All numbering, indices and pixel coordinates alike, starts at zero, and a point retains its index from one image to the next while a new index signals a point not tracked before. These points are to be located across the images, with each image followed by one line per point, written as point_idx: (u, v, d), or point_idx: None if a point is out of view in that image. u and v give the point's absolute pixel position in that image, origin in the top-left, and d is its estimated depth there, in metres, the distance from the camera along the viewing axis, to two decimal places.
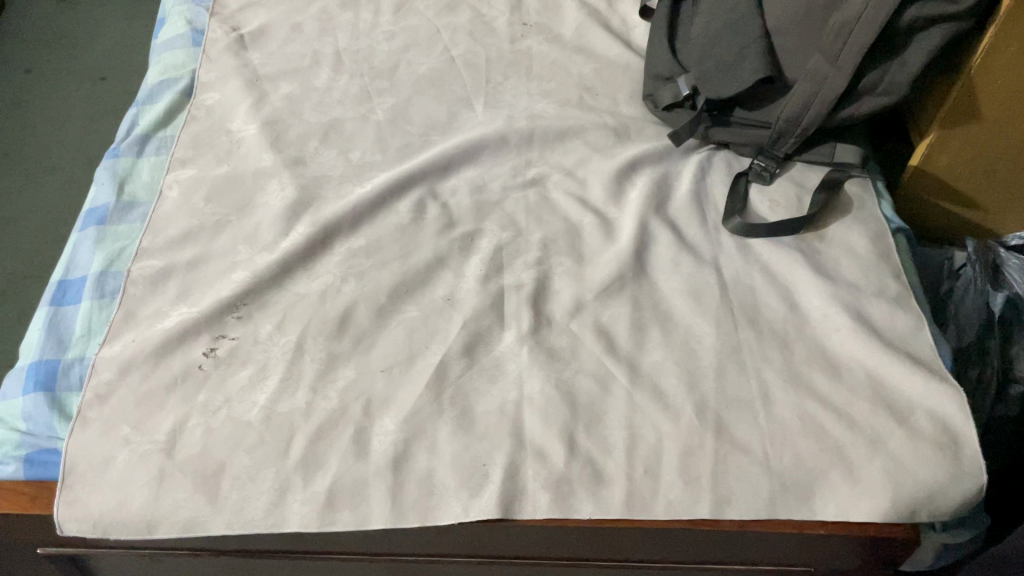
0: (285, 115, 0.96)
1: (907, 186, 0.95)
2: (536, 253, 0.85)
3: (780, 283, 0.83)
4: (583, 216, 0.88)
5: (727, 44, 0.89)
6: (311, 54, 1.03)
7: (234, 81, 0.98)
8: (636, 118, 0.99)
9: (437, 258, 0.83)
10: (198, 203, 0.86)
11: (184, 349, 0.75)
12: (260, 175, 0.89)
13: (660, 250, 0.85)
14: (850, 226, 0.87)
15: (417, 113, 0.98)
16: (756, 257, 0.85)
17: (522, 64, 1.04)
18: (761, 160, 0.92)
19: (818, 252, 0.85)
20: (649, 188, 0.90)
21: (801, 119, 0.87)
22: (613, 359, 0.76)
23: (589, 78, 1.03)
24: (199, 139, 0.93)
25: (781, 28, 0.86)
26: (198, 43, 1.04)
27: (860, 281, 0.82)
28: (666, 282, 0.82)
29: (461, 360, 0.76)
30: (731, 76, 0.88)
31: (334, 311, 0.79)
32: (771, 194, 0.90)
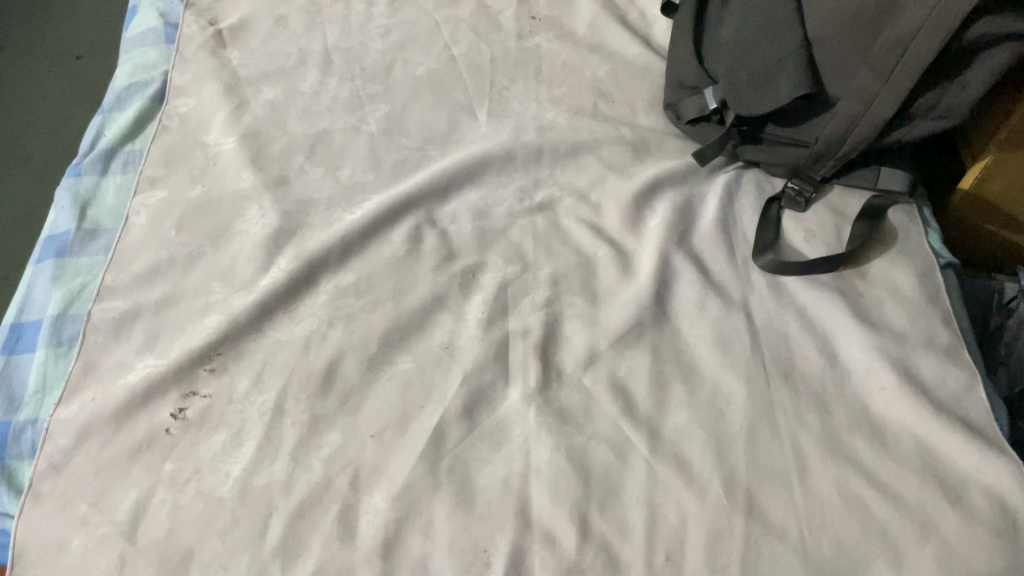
0: (267, 126, 0.86)
1: (957, 209, 0.85)
2: (545, 292, 0.76)
3: (818, 330, 0.74)
4: (598, 248, 0.79)
5: (761, 53, 0.79)
6: (297, 52, 0.93)
7: (211, 85, 0.88)
8: (656, 130, 0.89)
9: (435, 298, 0.75)
10: (169, 231, 0.77)
11: (150, 409, 0.67)
12: (237, 198, 0.80)
13: (683, 289, 0.76)
14: (895, 263, 0.78)
15: (414, 122, 0.88)
16: (791, 299, 0.76)
17: (530, 65, 0.94)
18: (796, 183, 0.82)
19: (859, 294, 0.76)
20: (671, 215, 0.80)
21: (843, 140, 0.78)
22: (631, 422, 0.68)
23: (605, 82, 0.93)
24: (171, 154, 0.83)
25: (825, 37, 0.76)
26: (172, 38, 0.93)
27: (907, 329, 0.74)
28: (690, 328, 0.74)
29: (461, 423, 0.68)
30: (766, 91, 0.78)
31: (319, 362, 0.70)
32: (806, 222, 0.81)
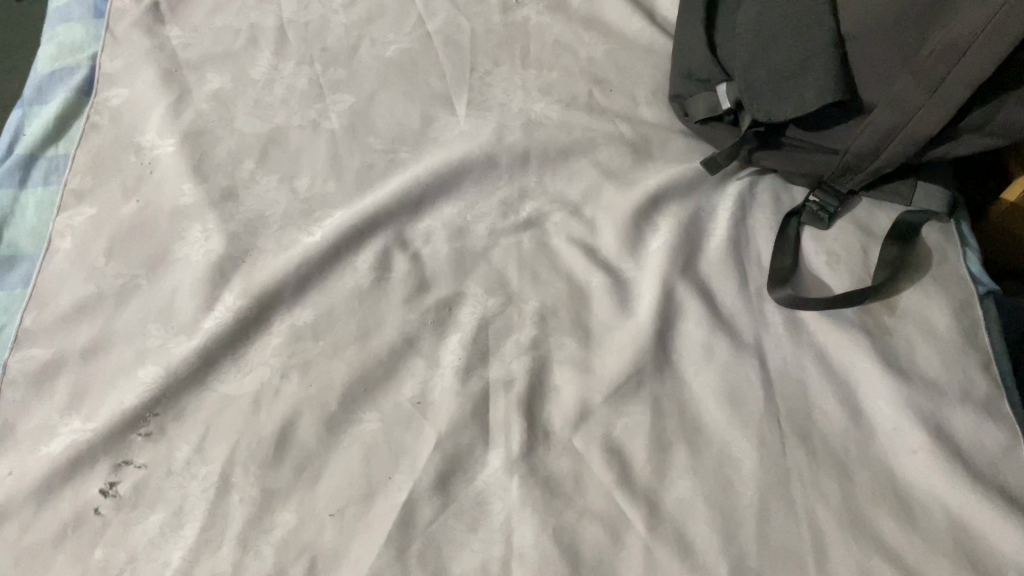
0: (212, 123, 0.74)
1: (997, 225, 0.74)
2: (531, 331, 0.67)
3: (840, 379, 0.65)
4: (591, 275, 0.69)
5: (783, 49, 0.67)
6: (247, 29, 0.80)
7: (147, 71, 0.76)
8: (659, 126, 0.78)
9: (405, 341, 0.65)
10: (98, 259, 0.67)
11: (77, 484, 0.59)
12: (176, 216, 0.69)
13: (688, 329, 0.67)
14: (929, 294, 0.68)
15: (382, 117, 0.77)
16: (810, 340, 0.67)
17: (517, 44, 0.82)
18: (818, 197, 0.72)
19: (887, 332, 0.67)
20: (676, 236, 0.70)
21: (876, 155, 0.67)
22: (627, 493, 0.60)
23: (602, 66, 0.81)
24: (100, 159, 0.72)
25: (859, 33, 0.65)
26: (102, 12, 0.80)
27: (941, 377, 0.65)
28: (695, 376, 0.65)
29: (434, 498, 0.59)
30: (787, 95, 0.67)
31: (272, 424, 0.61)
32: (829, 242, 0.71)
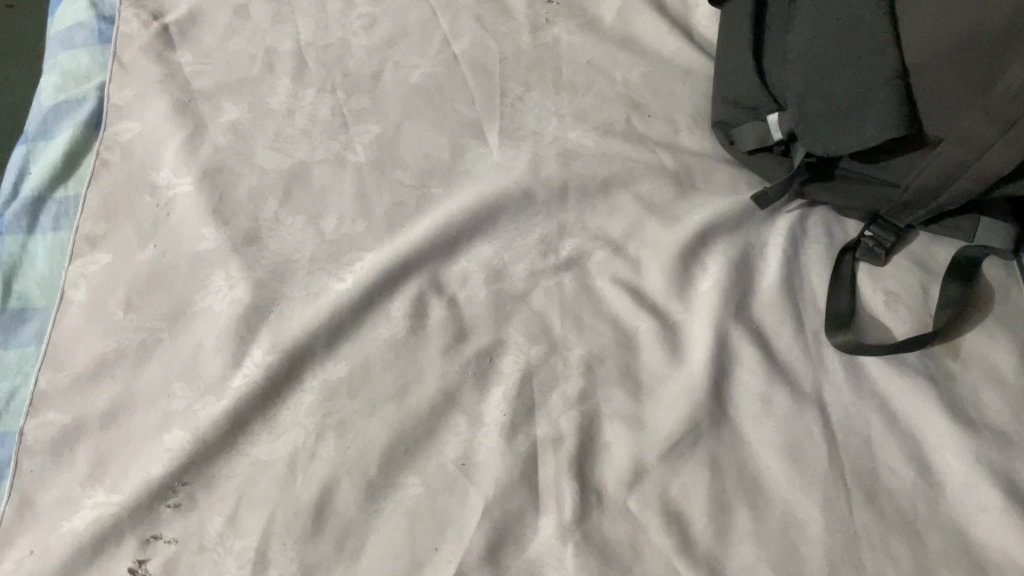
0: (231, 159, 0.70)
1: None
2: (577, 383, 0.63)
3: (905, 429, 0.62)
4: (638, 319, 0.66)
5: (841, 80, 0.63)
6: (263, 54, 0.75)
7: (159, 103, 0.72)
8: (702, 155, 0.74)
9: (445, 396, 0.62)
10: (115, 312, 0.63)
11: (104, 563, 0.55)
12: (197, 263, 0.65)
13: (744, 378, 0.63)
14: (994, 335, 0.65)
15: (410, 149, 0.72)
16: (871, 388, 0.63)
17: (549, 67, 0.78)
18: (873, 231, 0.68)
19: (951, 378, 0.63)
20: (727, 277, 0.67)
21: (938, 192, 0.64)
22: (688, 561, 0.56)
23: (639, 89, 0.77)
24: (113, 201, 0.68)
25: (926, 64, 0.60)
26: (108, 37, 0.75)
27: (1011, 426, 0.61)
28: (754, 430, 0.61)
29: (484, 570, 0.56)
30: (846, 128, 0.63)
31: (309, 492, 0.57)
32: (886, 280, 0.68)
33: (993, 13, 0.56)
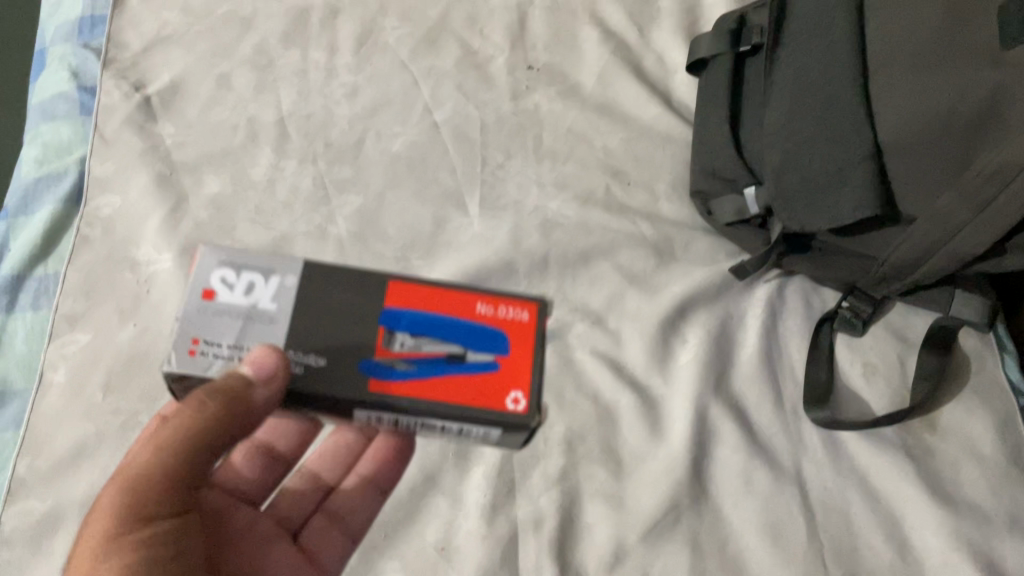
0: (212, 234, 0.70)
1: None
2: (558, 461, 0.63)
3: (883, 506, 0.62)
4: (619, 395, 0.66)
5: (818, 156, 0.64)
6: (245, 124, 0.76)
7: (141, 177, 0.72)
8: (681, 225, 0.75)
9: (426, 477, 0.62)
10: (95, 395, 0.63)
11: None
12: None
13: (724, 455, 0.63)
14: (971, 409, 0.65)
15: (392, 221, 0.73)
16: (850, 464, 0.64)
17: (530, 134, 0.78)
18: (851, 302, 0.69)
19: (929, 452, 0.64)
20: (707, 350, 0.67)
21: (914, 267, 0.64)
22: None
23: (619, 157, 0.77)
24: (94, 278, 0.68)
25: (899, 145, 0.61)
26: (90, 109, 0.76)
27: (988, 502, 0.62)
28: (734, 509, 0.62)
29: None
30: (822, 206, 0.64)
31: None
32: (864, 352, 0.69)
33: (967, 97, 0.57)
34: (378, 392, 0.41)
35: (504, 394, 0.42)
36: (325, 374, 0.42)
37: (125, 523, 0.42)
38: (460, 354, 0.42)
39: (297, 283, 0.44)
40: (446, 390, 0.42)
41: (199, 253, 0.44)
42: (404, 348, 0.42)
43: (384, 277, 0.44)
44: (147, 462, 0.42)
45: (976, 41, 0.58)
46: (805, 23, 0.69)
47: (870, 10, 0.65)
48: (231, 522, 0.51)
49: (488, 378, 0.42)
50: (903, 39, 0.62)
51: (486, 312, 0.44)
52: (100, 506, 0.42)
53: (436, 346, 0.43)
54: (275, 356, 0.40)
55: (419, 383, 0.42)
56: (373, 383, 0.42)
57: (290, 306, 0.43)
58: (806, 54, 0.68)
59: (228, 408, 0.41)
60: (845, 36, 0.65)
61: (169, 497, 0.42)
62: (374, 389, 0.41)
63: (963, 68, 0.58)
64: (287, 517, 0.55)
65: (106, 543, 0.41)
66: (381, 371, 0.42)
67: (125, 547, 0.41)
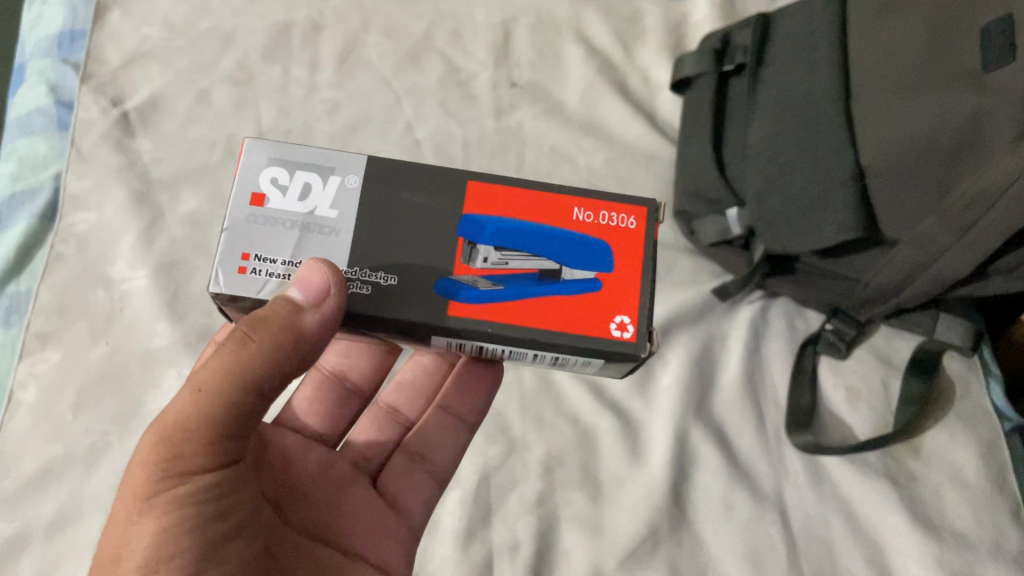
0: (188, 251, 0.69)
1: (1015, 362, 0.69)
2: (535, 485, 0.62)
3: (865, 533, 0.61)
4: (599, 417, 0.65)
5: (800, 179, 0.64)
6: (223, 141, 0.75)
7: (117, 194, 0.71)
8: (664, 245, 0.74)
9: None
10: (64, 414, 0.62)
11: None
12: (149, 362, 0.64)
13: (704, 480, 0.62)
14: (954, 434, 0.65)
15: None
16: (832, 489, 0.63)
17: (512, 152, 0.77)
18: (835, 325, 0.68)
19: (912, 477, 0.63)
20: (688, 373, 0.67)
21: (897, 290, 0.64)
22: None
23: (602, 176, 0.77)
24: (66, 296, 0.67)
25: (881, 168, 0.60)
26: (67, 125, 0.75)
27: (972, 530, 0.61)
28: (714, 535, 0.60)
29: None
30: (803, 228, 0.64)
31: None
32: (846, 376, 0.68)
33: (948, 121, 0.56)
34: (459, 316, 0.42)
35: (608, 320, 0.42)
36: (401, 296, 0.42)
37: (173, 475, 0.40)
38: (556, 270, 0.43)
39: (358, 183, 0.43)
40: (534, 312, 0.42)
41: (248, 149, 0.43)
42: (488, 264, 0.43)
43: (463, 178, 0.45)
44: (182, 409, 0.40)
45: (959, 65, 0.57)
46: (790, 45, 0.69)
47: (853, 33, 0.65)
48: (294, 469, 0.52)
49: (585, 300, 0.43)
50: (886, 63, 0.61)
51: (584, 219, 0.44)
52: (140, 461, 0.40)
53: (521, 261, 0.43)
54: (327, 279, 0.40)
55: (516, 303, 0.42)
56: (453, 305, 0.42)
57: (355, 210, 0.43)
58: (790, 77, 0.67)
59: (279, 340, 0.39)
60: (828, 59, 0.65)
61: (221, 446, 0.41)
62: (453, 312, 0.42)
63: (944, 91, 0.57)
64: (365, 458, 0.56)
65: (144, 501, 0.40)
66: (462, 291, 0.42)
67: (177, 497, 0.40)
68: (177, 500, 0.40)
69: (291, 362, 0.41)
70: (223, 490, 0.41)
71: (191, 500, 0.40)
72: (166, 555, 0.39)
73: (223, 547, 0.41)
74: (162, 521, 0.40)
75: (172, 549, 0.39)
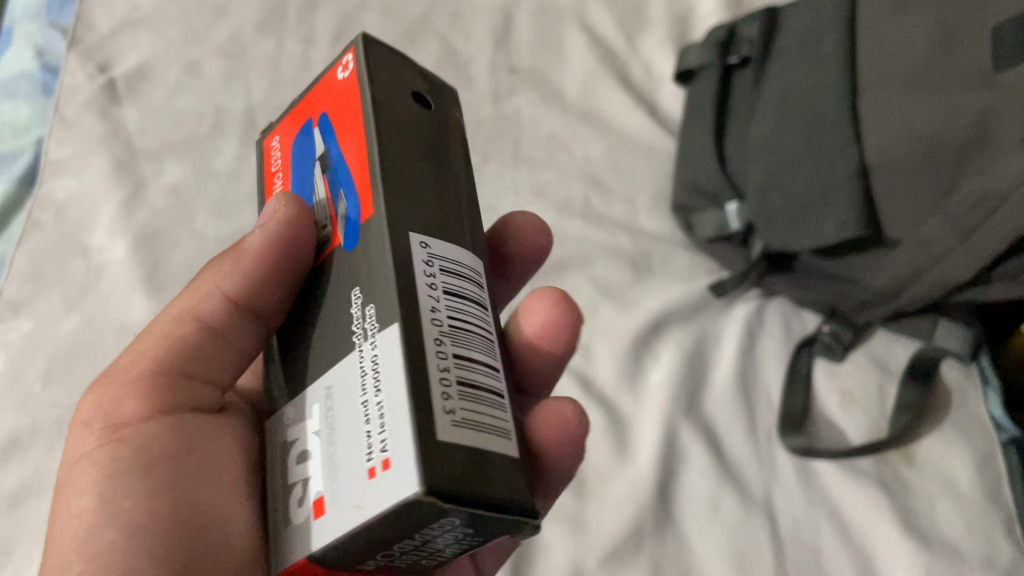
0: (170, 224, 0.67)
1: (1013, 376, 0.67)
2: None
3: (855, 541, 0.59)
4: (586, 412, 0.63)
5: (802, 176, 0.62)
6: (213, 114, 0.73)
7: (98, 161, 0.69)
8: (660, 239, 0.73)
9: None
10: (32, 385, 0.60)
11: None
12: (123, 334, 0.62)
13: (691, 478, 0.60)
14: (949, 443, 0.63)
15: None
16: (822, 495, 0.61)
17: (509, 137, 0.76)
18: (832, 326, 0.67)
19: (905, 485, 0.61)
20: (680, 369, 0.65)
21: (897, 292, 0.62)
22: None
23: (599, 166, 0.75)
24: (42, 264, 0.65)
25: (884, 166, 0.58)
26: (51, 89, 0.73)
27: (965, 541, 0.58)
28: (701, 536, 0.58)
29: None
30: (805, 225, 0.62)
31: None
32: (842, 380, 0.66)
33: (955, 121, 0.55)
34: (372, 191, 0.33)
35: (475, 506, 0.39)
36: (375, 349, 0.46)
37: (110, 426, 0.37)
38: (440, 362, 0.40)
39: None
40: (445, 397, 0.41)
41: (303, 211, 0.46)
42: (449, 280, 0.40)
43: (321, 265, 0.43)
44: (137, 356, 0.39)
45: (968, 64, 0.55)
46: (795, 37, 0.67)
47: (863, 25, 0.63)
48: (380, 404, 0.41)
49: None
50: (895, 59, 0.60)
51: None
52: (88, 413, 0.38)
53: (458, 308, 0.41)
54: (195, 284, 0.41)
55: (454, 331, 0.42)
56: (356, 183, 0.34)
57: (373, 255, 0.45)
58: (795, 69, 0.65)
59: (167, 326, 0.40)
60: (835, 53, 0.63)
61: (170, 390, 0.39)
62: (370, 205, 0.33)
63: (954, 90, 0.55)
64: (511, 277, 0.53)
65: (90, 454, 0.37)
66: (349, 227, 0.34)
67: (112, 443, 0.37)
68: (137, 447, 0.37)
69: (234, 305, 0.40)
70: (174, 446, 0.37)
71: (121, 450, 0.36)
72: (96, 522, 0.35)
73: (150, 496, 0.35)
74: (95, 480, 0.36)
75: (106, 520, 0.35)
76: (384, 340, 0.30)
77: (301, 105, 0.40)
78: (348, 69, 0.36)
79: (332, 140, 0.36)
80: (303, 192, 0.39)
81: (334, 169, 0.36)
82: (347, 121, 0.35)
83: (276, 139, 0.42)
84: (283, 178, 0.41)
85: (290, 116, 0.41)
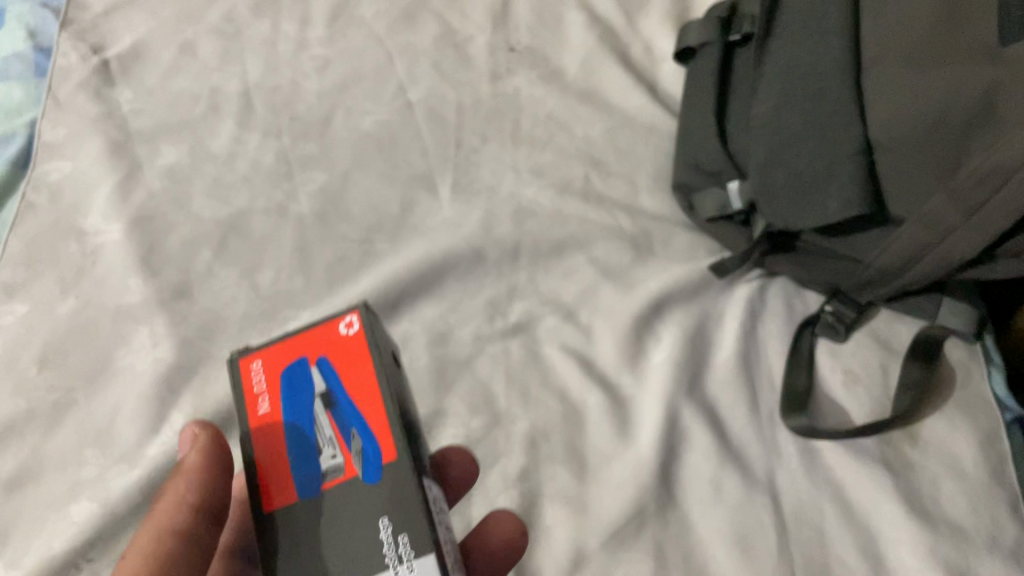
0: (165, 206, 0.67)
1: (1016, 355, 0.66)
2: (520, 460, 0.60)
3: (858, 522, 0.59)
4: (587, 394, 0.62)
5: (805, 153, 0.61)
6: (208, 95, 0.72)
7: (93, 144, 0.69)
8: (661, 219, 0.72)
9: None
10: (28, 369, 0.59)
11: None
12: (120, 318, 0.61)
13: (692, 459, 0.60)
14: (954, 422, 0.62)
15: (356, 200, 0.69)
16: (825, 476, 0.61)
17: (507, 117, 0.75)
18: (834, 306, 0.66)
19: (908, 465, 0.61)
20: (681, 350, 0.64)
21: (901, 271, 0.61)
22: None
23: (599, 146, 0.74)
24: (36, 247, 0.64)
25: (890, 142, 0.58)
26: (44, 70, 0.73)
27: (968, 520, 0.58)
28: (703, 517, 0.58)
29: None
30: (808, 202, 0.61)
31: None
32: (845, 359, 0.65)
33: (962, 95, 0.54)
34: (395, 441, 0.41)
35: None
36: None
37: None
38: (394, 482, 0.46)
39: None
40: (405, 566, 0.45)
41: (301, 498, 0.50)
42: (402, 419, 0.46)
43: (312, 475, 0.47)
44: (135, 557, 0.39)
45: (974, 38, 0.55)
46: (798, 13, 0.66)
47: (868, 3, 0.62)
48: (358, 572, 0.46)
49: None
50: (900, 34, 0.59)
51: None
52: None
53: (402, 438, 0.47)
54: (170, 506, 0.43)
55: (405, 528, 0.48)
56: (373, 428, 0.41)
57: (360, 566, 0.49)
58: (798, 45, 0.65)
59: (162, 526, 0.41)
60: (838, 29, 0.62)
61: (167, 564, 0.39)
62: (395, 453, 0.41)
63: (960, 65, 0.55)
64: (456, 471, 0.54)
65: None
66: (368, 464, 0.41)
67: None
68: None
69: (198, 513, 0.42)
70: None
71: None
72: None
73: None
74: None
75: None
76: (420, 564, 0.38)
77: (290, 340, 0.44)
78: (355, 329, 0.44)
79: (339, 389, 0.42)
80: (298, 401, 0.42)
81: (346, 413, 0.42)
82: (360, 376, 0.43)
83: (257, 361, 0.44)
84: (268, 401, 0.43)
85: (274, 349, 0.44)
